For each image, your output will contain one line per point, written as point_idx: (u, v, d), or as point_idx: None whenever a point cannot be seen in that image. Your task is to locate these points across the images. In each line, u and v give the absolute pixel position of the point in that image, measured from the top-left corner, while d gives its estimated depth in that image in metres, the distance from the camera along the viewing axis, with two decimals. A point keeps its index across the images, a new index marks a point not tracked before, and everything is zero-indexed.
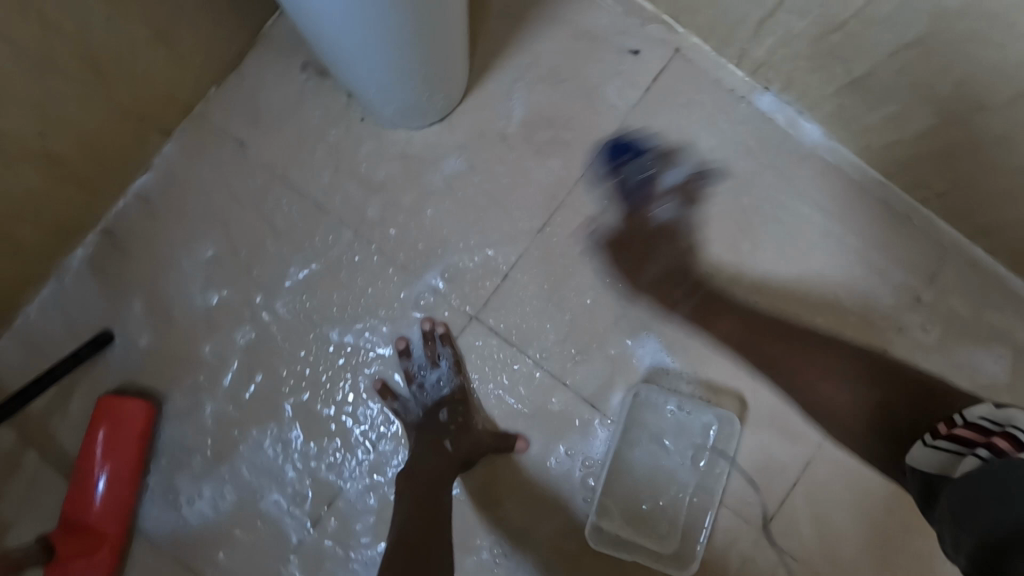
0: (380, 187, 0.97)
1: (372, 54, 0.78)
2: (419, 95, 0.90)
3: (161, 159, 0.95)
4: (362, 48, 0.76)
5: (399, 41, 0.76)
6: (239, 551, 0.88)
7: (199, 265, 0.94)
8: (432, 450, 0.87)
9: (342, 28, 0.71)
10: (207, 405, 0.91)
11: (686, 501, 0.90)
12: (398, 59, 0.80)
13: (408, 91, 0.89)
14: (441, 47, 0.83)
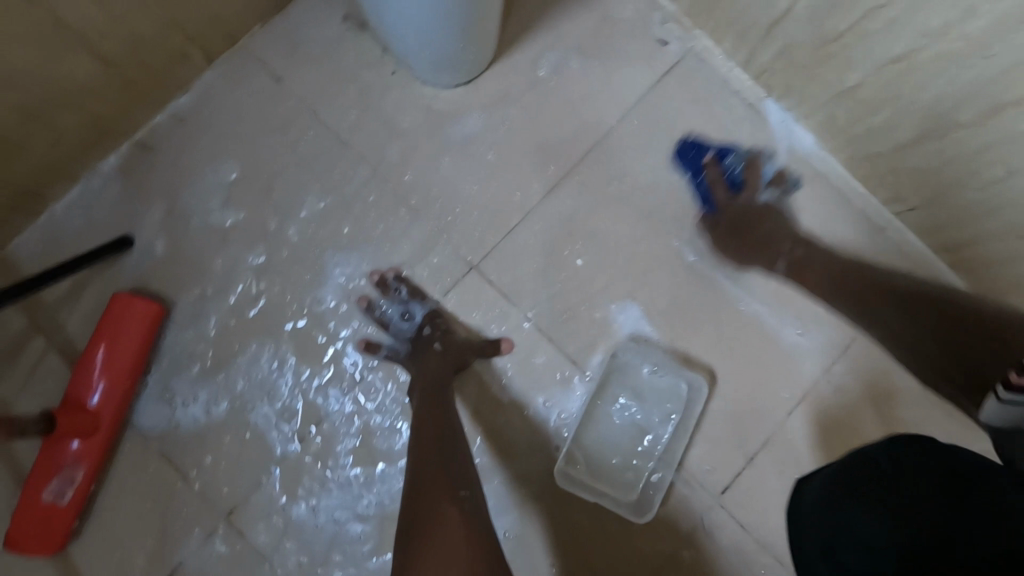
0: (402, 133, 1.02)
1: (410, 6, 0.83)
2: (452, 57, 0.96)
3: (199, 82, 1.00)
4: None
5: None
6: (226, 456, 0.93)
7: (222, 186, 0.99)
8: (424, 359, 0.94)
9: None
10: (212, 317, 0.96)
11: (649, 461, 0.97)
12: (436, 18, 0.85)
13: (442, 52, 0.94)
14: (478, 14, 0.88)
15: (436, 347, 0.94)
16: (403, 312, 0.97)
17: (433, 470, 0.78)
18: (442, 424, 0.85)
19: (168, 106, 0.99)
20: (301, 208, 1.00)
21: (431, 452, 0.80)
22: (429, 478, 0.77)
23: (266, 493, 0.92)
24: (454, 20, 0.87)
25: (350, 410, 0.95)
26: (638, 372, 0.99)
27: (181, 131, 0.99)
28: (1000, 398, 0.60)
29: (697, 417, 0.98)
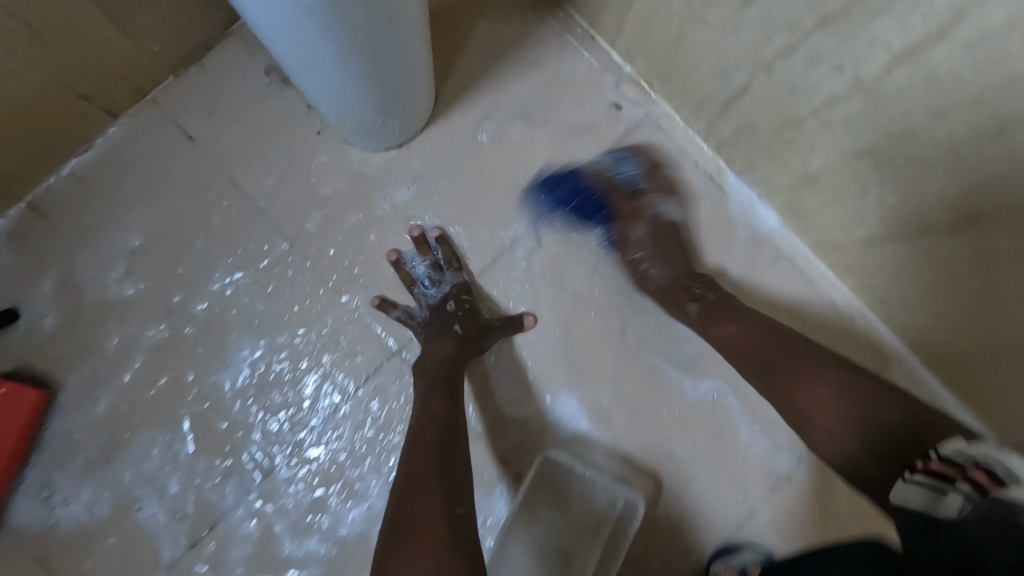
0: (325, 201, 0.93)
1: (316, 70, 0.74)
2: (376, 122, 0.87)
3: (103, 140, 0.91)
4: (301, 61, 0.72)
5: (343, 62, 0.72)
6: (107, 562, 0.83)
7: (121, 254, 0.90)
8: (440, 339, 0.85)
9: (302, 45, 0.67)
10: (104, 401, 0.88)
11: None
12: (347, 83, 0.76)
13: (365, 116, 0.85)
14: (398, 74, 0.79)
15: (455, 328, 0.86)
16: (437, 279, 0.91)
17: (428, 464, 0.69)
18: (443, 413, 0.76)
19: (67, 166, 0.90)
20: (212, 281, 0.91)
21: (431, 443, 0.72)
22: (423, 474, 0.68)
23: None
24: (370, 85, 0.78)
25: (250, 510, 0.86)
26: (572, 474, 0.87)
27: (80, 194, 0.90)
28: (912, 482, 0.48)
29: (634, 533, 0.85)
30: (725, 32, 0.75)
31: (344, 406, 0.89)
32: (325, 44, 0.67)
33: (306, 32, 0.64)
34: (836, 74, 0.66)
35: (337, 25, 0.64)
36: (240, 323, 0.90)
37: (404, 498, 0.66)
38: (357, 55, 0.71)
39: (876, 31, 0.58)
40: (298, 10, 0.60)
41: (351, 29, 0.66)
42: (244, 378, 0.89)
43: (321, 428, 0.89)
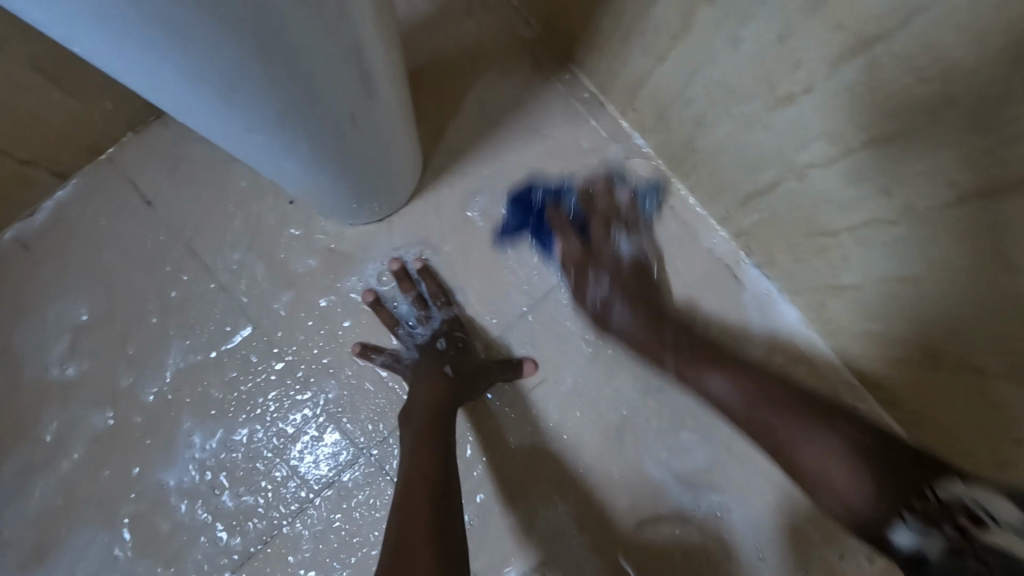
0: (295, 279, 0.84)
1: (277, 165, 0.64)
2: (352, 200, 0.77)
3: (52, 202, 0.82)
4: (258, 159, 0.62)
5: (311, 160, 0.63)
6: None
7: (65, 330, 0.82)
8: (429, 380, 0.78)
9: (262, 151, 0.59)
10: (38, 494, 0.79)
11: None
12: (313, 171, 0.66)
13: (339, 196, 0.75)
14: (372, 156, 0.69)
15: (444, 368, 0.78)
16: (423, 314, 0.84)
17: (420, 525, 0.61)
18: (435, 467, 0.68)
19: (11, 230, 0.81)
20: (165, 365, 0.82)
21: (424, 506, 0.63)
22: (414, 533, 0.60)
23: None
24: (340, 172, 0.68)
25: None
26: None
27: (23, 261, 0.82)
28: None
29: None
30: (751, 126, 0.65)
31: (305, 514, 0.80)
32: (278, 145, 0.57)
33: (253, 136, 0.55)
34: (880, 197, 0.56)
35: (288, 126, 0.54)
36: (193, 414, 0.81)
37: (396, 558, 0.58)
38: (318, 148, 0.61)
39: (936, 166, 0.48)
40: (232, 125, 0.51)
41: (307, 128, 0.56)
42: (193, 477, 0.80)
43: (275, 535, 0.80)
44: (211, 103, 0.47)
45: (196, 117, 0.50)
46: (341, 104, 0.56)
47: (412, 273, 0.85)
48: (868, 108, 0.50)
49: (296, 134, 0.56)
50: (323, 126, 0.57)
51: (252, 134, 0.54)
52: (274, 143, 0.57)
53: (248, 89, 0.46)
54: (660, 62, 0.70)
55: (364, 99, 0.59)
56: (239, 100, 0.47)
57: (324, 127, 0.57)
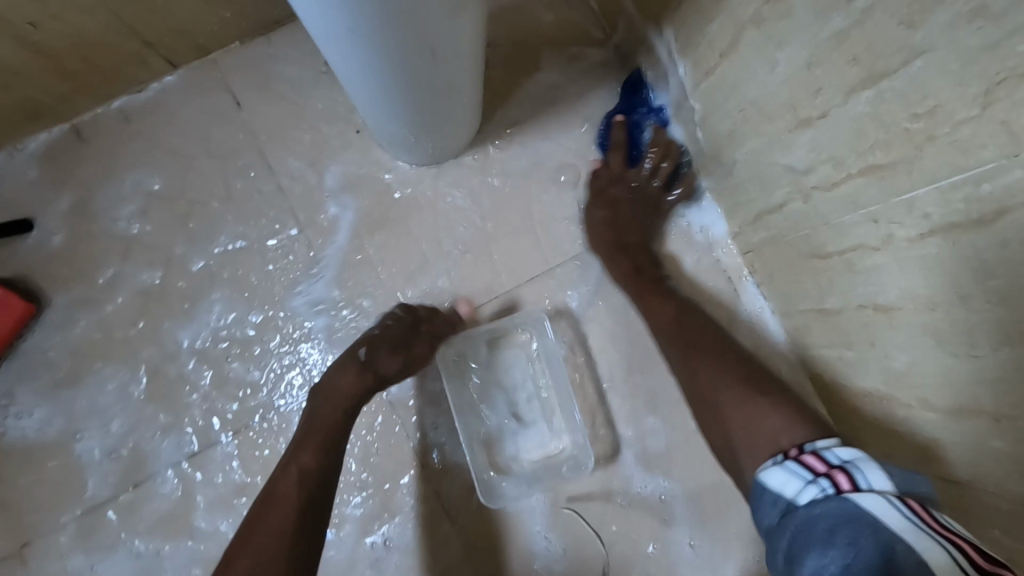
0: (344, 198, 0.94)
1: (338, 55, 0.69)
2: (409, 132, 0.86)
3: (159, 85, 0.94)
4: (325, 43, 0.68)
5: (393, 82, 0.73)
6: (39, 482, 0.87)
7: (138, 195, 0.92)
8: (342, 366, 0.81)
9: (356, 61, 0.69)
10: (81, 327, 0.90)
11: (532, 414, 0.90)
12: (370, 79, 0.72)
13: (389, 113, 0.81)
14: (428, 89, 0.76)
15: (357, 355, 0.81)
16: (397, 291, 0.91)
17: (283, 489, 0.71)
18: (354, 394, 0.79)
19: (118, 101, 0.93)
20: (215, 244, 0.92)
21: (291, 472, 0.73)
22: (307, 443, 0.75)
23: (64, 535, 0.86)
24: (411, 103, 0.78)
25: (177, 469, 0.89)
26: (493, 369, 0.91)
27: (121, 129, 0.93)
28: (783, 463, 0.61)
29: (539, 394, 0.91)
30: (775, 147, 0.72)
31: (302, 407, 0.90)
32: (343, 33, 0.63)
33: (326, 14, 0.60)
34: (870, 223, 0.63)
35: (360, 17, 0.59)
36: (230, 290, 0.92)
37: (267, 495, 0.71)
38: (379, 56, 0.67)
39: (919, 198, 0.55)
40: (341, 21, 0.60)
41: (377, 29, 0.61)
42: (210, 343, 0.91)
43: (270, 414, 0.90)
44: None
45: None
46: (415, 20, 0.62)
47: (441, 213, 0.94)
48: (872, 139, 0.57)
49: (390, 46, 0.65)
50: (391, 34, 0.63)
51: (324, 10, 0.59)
52: (342, 30, 0.62)
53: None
54: (707, 75, 0.78)
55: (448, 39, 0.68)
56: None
57: (412, 47, 0.66)
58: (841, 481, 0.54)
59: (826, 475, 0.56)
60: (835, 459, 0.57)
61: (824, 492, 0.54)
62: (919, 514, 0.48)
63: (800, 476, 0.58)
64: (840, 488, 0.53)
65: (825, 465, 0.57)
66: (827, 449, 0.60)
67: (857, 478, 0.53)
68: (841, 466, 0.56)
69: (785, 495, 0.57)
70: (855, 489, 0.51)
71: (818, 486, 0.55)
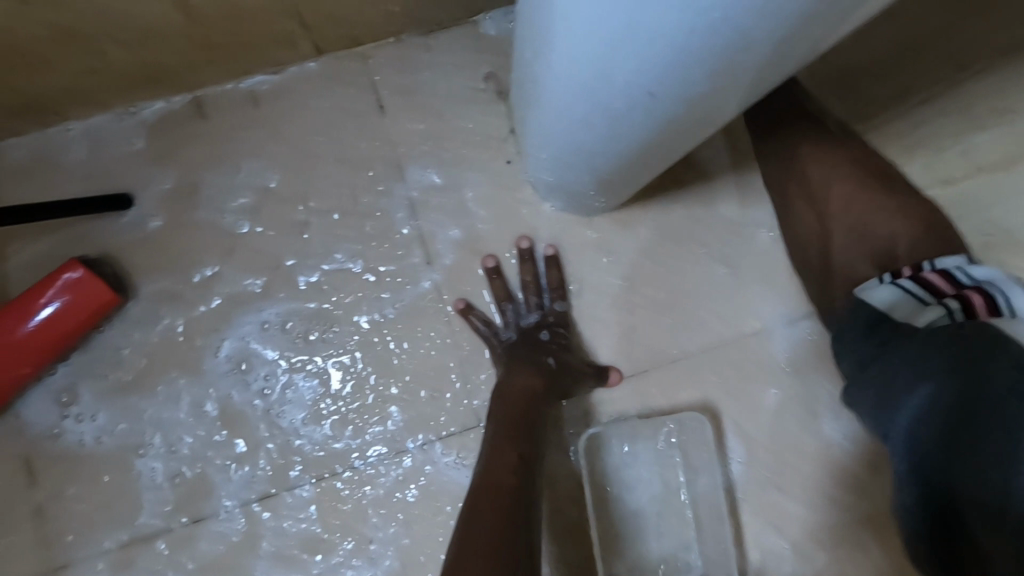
0: (480, 232, 0.83)
1: (585, 106, 0.56)
2: (589, 188, 0.73)
3: (297, 70, 0.83)
4: (579, 92, 0.54)
5: (624, 145, 0.60)
6: (87, 497, 0.75)
7: (253, 188, 0.82)
8: (527, 366, 0.75)
9: (599, 114, 0.56)
10: (163, 326, 0.79)
11: (658, 508, 0.81)
12: (604, 136, 0.59)
13: (585, 168, 0.69)
14: (652, 159, 0.64)
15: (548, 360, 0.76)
16: (535, 296, 0.81)
17: (501, 497, 0.60)
18: (540, 391, 0.73)
19: (248, 80, 0.82)
20: (328, 260, 0.82)
21: (506, 476, 0.63)
22: (517, 436, 0.67)
23: (105, 561, 0.75)
24: (616, 167, 0.66)
25: (244, 507, 0.78)
26: (622, 459, 0.81)
27: (247, 112, 0.82)
28: (900, 284, 0.55)
29: (671, 483, 0.82)
30: None
31: (393, 463, 0.79)
32: (634, 93, 0.50)
33: (637, 74, 0.47)
34: None
35: (679, 85, 0.47)
36: (285, 323, 0.80)
37: (487, 486, 0.62)
38: (647, 120, 0.54)
39: None
40: (636, 79, 0.48)
41: (683, 98, 0.49)
42: (291, 368, 0.80)
43: (355, 463, 0.79)
44: (688, 15, 0.38)
45: (631, 16, 0.41)
46: (727, 100, 0.50)
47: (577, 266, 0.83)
48: None
49: (659, 114, 0.52)
50: (690, 105, 0.51)
51: (641, 69, 0.46)
52: (636, 90, 0.49)
53: (749, 27, 0.38)
54: None
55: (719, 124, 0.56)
56: (714, 32, 0.39)
57: (679, 122, 0.54)
58: (975, 301, 0.48)
59: (954, 294, 0.51)
60: (969, 277, 0.51)
61: (945, 311, 0.50)
62: None
63: (920, 300, 0.53)
64: (973, 312, 0.48)
65: (955, 283, 0.52)
66: (956, 268, 0.54)
67: (996, 300, 0.47)
68: (973, 286, 0.50)
69: (886, 306, 0.54)
70: (994, 316, 0.47)
71: (946, 309, 0.50)
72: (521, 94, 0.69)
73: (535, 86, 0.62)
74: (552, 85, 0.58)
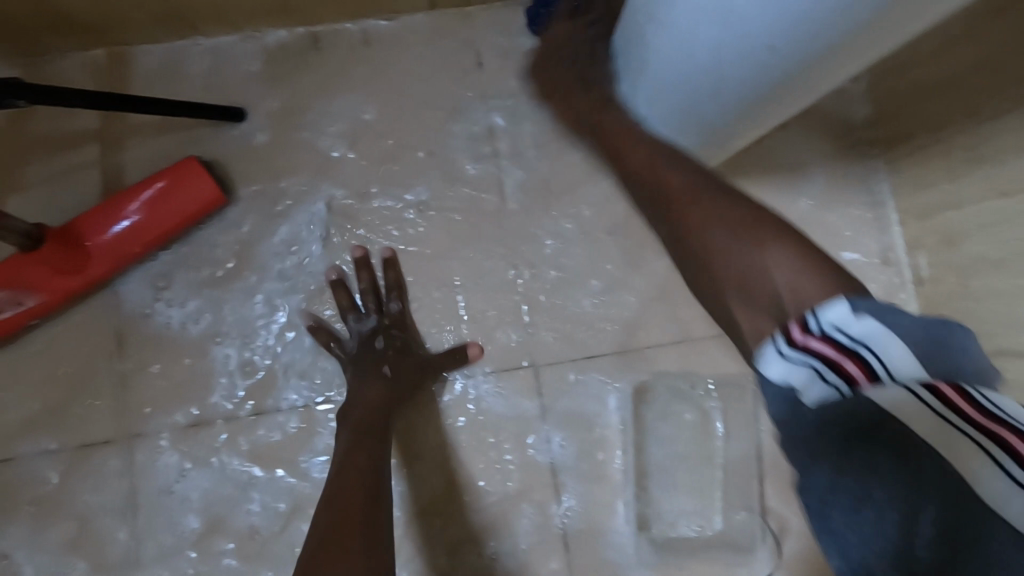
0: (555, 188, 0.89)
1: (693, 60, 0.56)
2: None
3: (407, 19, 0.90)
4: (691, 36, 0.53)
5: (720, 105, 0.60)
6: (168, 373, 0.82)
7: (353, 120, 0.88)
8: (371, 381, 0.79)
9: (701, 73, 0.56)
10: (252, 231, 0.85)
11: (685, 469, 0.84)
12: (709, 85, 0.58)
13: (685, 120, 0.67)
14: (749, 122, 0.64)
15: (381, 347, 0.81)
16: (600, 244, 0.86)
17: (366, 478, 0.69)
18: (382, 397, 0.78)
19: (363, 23, 0.89)
20: (411, 193, 0.88)
21: (370, 454, 0.72)
22: (378, 421, 0.76)
23: (173, 432, 0.81)
24: (706, 127, 0.66)
25: (301, 406, 0.83)
26: (658, 415, 0.85)
27: (357, 50, 0.89)
28: (780, 349, 0.46)
29: (706, 447, 0.85)
30: None
31: (444, 387, 0.84)
32: (750, 47, 0.49)
33: (758, 20, 0.46)
34: None
35: (797, 27, 0.45)
36: (347, 227, 0.87)
37: (337, 490, 0.68)
38: (757, 72, 0.52)
39: None
40: (751, 36, 0.48)
41: (801, 54, 0.48)
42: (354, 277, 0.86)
43: (383, 361, 0.81)
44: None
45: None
46: (843, 61, 0.49)
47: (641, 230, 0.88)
48: None
49: (764, 73, 0.52)
50: (804, 58, 0.48)
51: (760, 17, 0.46)
52: (753, 43, 0.49)
53: None
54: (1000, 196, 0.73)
55: (828, 83, 0.56)
56: None
57: (785, 83, 0.53)
58: (855, 372, 0.43)
59: (837, 363, 0.43)
60: (981, 401, 0.39)
61: (835, 389, 0.43)
62: (961, 406, 0.39)
63: (816, 374, 0.44)
64: (855, 384, 0.43)
65: (850, 361, 0.43)
66: (844, 321, 0.43)
67: (873, 366, 0.42)
68: (857, 351, 0.43)
69: (792, 389, 0.45)
70: (875, 386, 0.42)
71: (834, 386, 0.43)
72: (625, 50, 0.69)
73: (641, 47, 0.63)
74: (658, 42, 0.58)
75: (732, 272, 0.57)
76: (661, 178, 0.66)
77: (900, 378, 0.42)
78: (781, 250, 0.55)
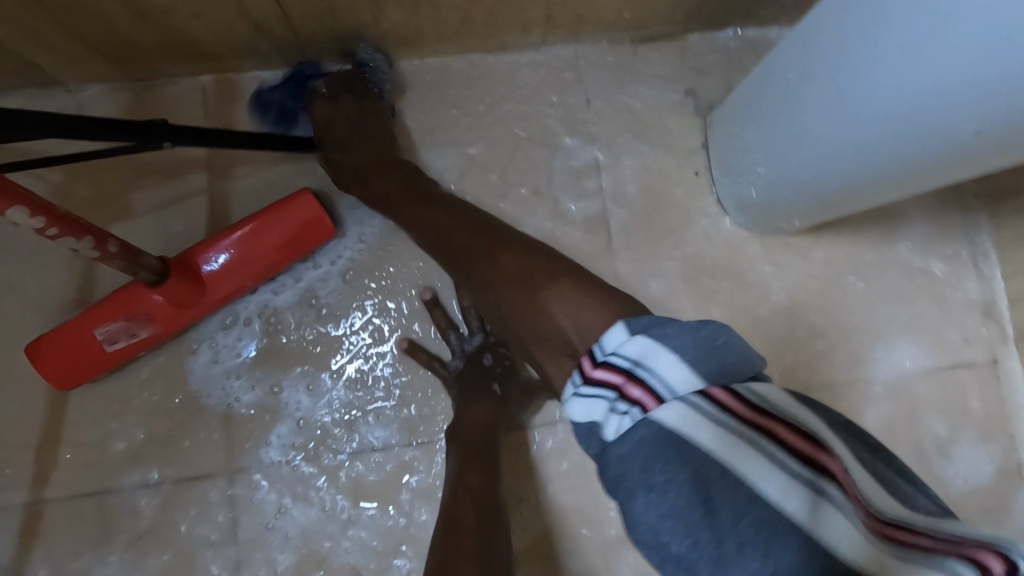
0: (660, 231, 0.88)
1: (872, 128, 0.58)
2: (793, 208, 0.77)
3: (515, 54, 0.89)
4: (882, 107, 0.56)
5: (877, 174, 0.63)
6: (274, 406, 0.82)
7: (459, 155, 0.88)
8: (478, 398, 0.79)
9: (877, 141, 0.59)
10: (357, 265, 0.84)
11: None
12: (875, 155, 0.60)
13: (824, 184, 0.69)
14: (892, 194, 0.66)
15: (490, 363, 0.81)
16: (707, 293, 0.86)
17: (476, 514, 0.72)
18: (490, 419, 0.79)
19: (471, 56, 0.88)
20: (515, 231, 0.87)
21: (480, 482, 0.75)
22: (483, 454, 0.77)
23: (276, 465, 0.81)
24: (843, 194, 0.69)
25: (399, 447, 0.82)
26: None
27: (464, 84, 0.88)
28: (579, 389, 0.45)
29: None
30: None
31: (546, 432, 0.83)
32: (953, 129, 0.52)
33: (977, 109, 0.48)
34: None
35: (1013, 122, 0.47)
36: None
37: (449, 517, 0.72)
38: (944, 152, 0.55)
39: None
40: (962, 119, 0.50)
41: (1002, 145, 0.51)
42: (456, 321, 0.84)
43: (492, 379, 0.80)
44: None
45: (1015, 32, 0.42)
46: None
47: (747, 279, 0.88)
48: None
49: (951, 155, 0.55)
50: (1005, 145, 0.50)
51: (981, 106, 0.48)
52: (959, 125, 0.51)
53: None
54: None
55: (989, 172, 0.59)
56: None
57: (962, 167, 0.56)
58: (635, 394, 0.41)
59: (625, 395, 0.41)
60: (751, 394, 0.39)
61: (627, 420, 0.40)
62: (735, 406, 0.38)
63: (603, 400, 0.42)
64: (642, 408, 0.40)
65: (611, 366, 0.43)
66: (620, 351, 0.44)
67: (654, 387, 0.40)
68: (629, 368, 0.42)
69: (595, 424, 0.43)
70: (659, 405, 0.39)
71: (621, 414, 0.41)
72: (768, 110, 0.71)
73: (800, 106, 0.65)
74: (832, 104, 0.61)
75: (533, 329, 0.62)
76: (490, 260, 0.68)
77: (674, 394, 0.39)
78: (559, 289, 0.61)
